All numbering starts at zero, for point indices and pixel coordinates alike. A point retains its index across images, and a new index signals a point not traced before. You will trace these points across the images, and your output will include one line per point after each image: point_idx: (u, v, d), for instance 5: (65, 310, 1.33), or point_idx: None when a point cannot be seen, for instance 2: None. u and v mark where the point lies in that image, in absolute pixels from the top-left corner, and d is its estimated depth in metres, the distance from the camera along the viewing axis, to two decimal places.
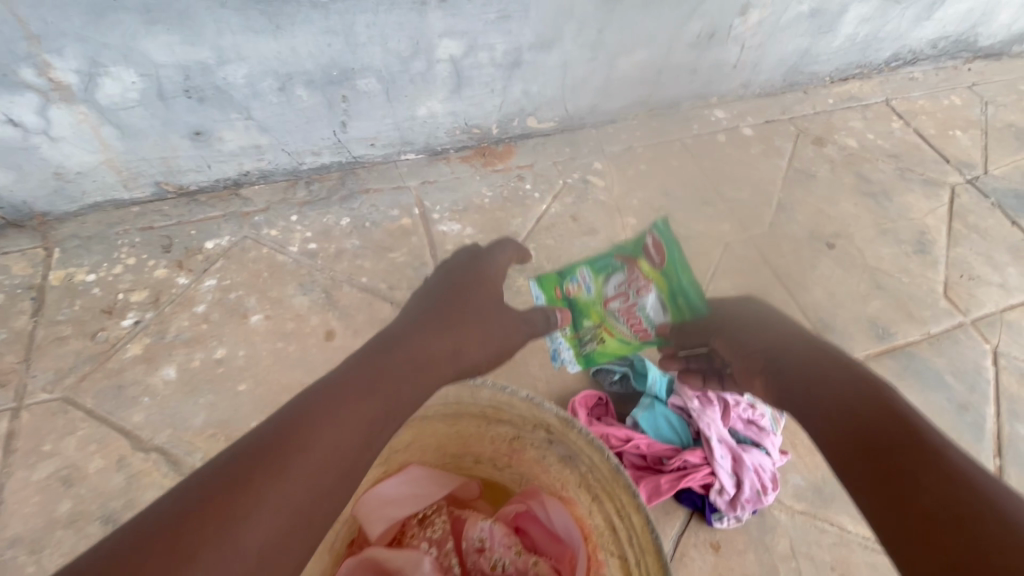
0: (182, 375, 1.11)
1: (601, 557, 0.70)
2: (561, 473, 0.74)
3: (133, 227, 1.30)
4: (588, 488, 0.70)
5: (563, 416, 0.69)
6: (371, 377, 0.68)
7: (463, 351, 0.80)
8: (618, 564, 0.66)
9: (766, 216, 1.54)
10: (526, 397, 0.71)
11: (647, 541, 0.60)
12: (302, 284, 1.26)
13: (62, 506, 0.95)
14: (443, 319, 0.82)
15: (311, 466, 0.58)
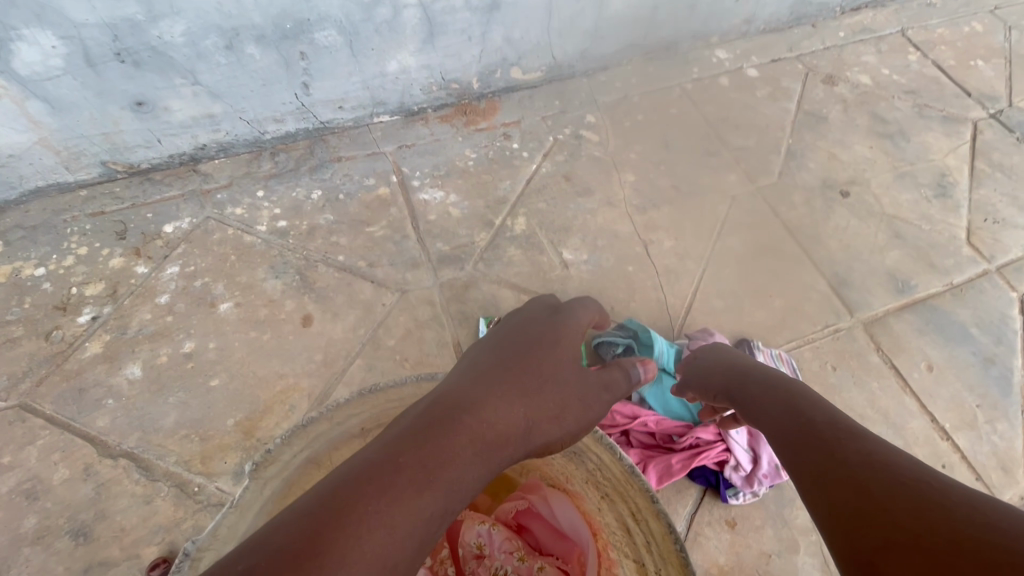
0: (149, 373, 1.02)
1: (613, 556, 0.61)
2: (566, 466, 0.66)
3: (82, 212, 1.18)
4: (597, 484, 0.62)
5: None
6: (445, 446, 0.52)
7: (555, 423, 0.61)
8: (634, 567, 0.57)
9: (775, 165, 1.42)
10: None
11: (669, 551, 0.52)
12: (273, 266, 1.15)
13: (26, 522, 0.88)
14: (524, 375, 0.64)
15: (359, 566, 0.42)
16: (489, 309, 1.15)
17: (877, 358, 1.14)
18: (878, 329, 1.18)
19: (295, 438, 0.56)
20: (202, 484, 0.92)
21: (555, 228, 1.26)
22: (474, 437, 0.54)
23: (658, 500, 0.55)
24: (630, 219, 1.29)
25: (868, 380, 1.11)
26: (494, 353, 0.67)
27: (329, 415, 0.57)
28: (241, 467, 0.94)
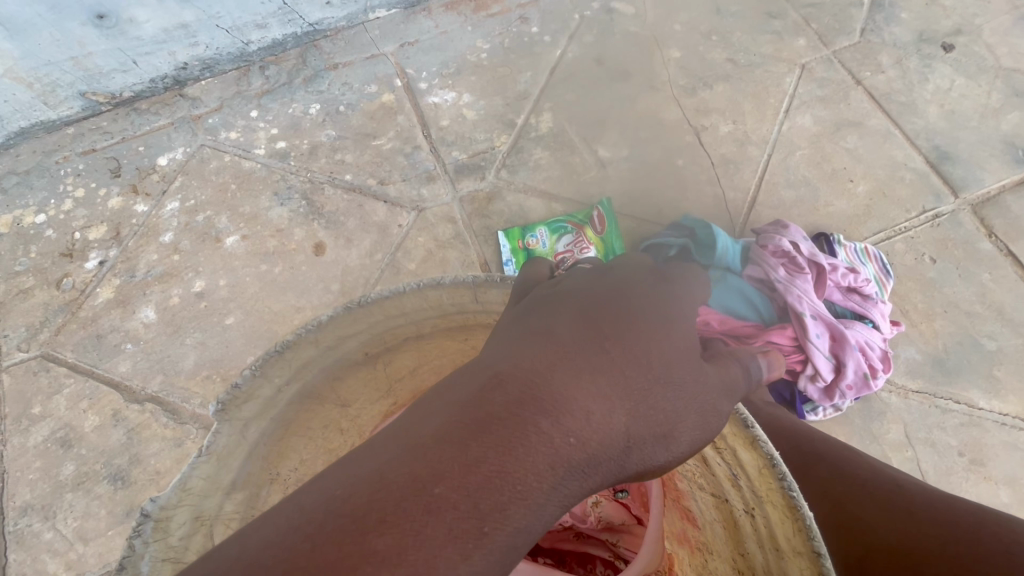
0: (163, 316, 0.97)
1: (686, 489, 0.52)
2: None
3: (73, 152, 1.10)
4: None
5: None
6: (501, 479, 0.33)
7: (668, 441, 0.40)
8: (714, 501, 0.47)
9: (857, 19, 1.15)
10: None
11: (771, 492, 0.40)
12: (278, 193, 1.05)
13: (66, 469, 0.87)
14: (628, 355, 0.42)
15: None
16: (518, 222, 1.01)
17: (989, 245, 0.94)
18: (990, 210, 0.97)
19: (271, 366, 0.44)
20: None
21: (587, 122, 1.08)
22: (551, 462, 0.34)
23: (753, 425, 0.43)
24: (678, 105, 1.09)
25: (977, 271, 0.93)
26: (579, 314, 0.46)
27: (313, 336, 0.46)
28: None
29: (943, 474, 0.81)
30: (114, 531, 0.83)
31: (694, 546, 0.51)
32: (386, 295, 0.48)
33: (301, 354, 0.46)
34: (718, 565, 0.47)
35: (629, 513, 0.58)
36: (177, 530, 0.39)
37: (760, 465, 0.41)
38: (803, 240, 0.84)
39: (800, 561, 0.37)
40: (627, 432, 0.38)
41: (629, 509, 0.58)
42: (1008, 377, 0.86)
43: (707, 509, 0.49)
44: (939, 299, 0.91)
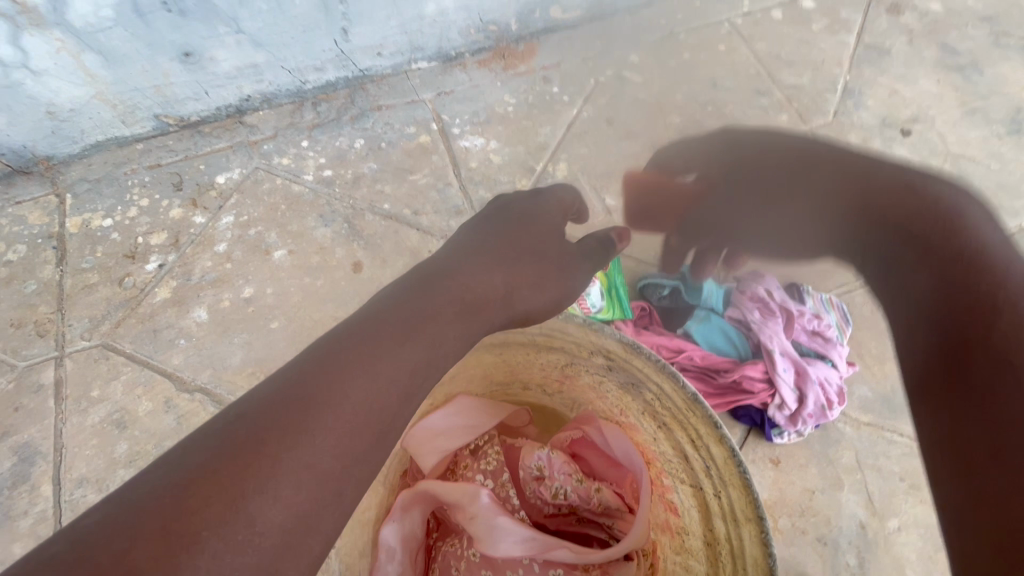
0: (214, 317, 1.09)
1: (669, 483, 0.64)
2: (619, 400, 0.68)
3: (140, 165, 1.23)
4: (652, 415, 0.63)
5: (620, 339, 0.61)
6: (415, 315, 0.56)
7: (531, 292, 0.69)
8: (692, 491, 0.59)
9: (831, 103, 1.34)
10: (584, 320, 0.62)
11: (732, 477, 0.53)
12: (322, 215, 1.18)
13: (120, 447, 0.97)
14: (496, 255, 0.69)
15: (352, 395, 0.48)
16: None
17: None
18: None
19: None
20: None
21: (597, 173, 1.24)
22: (450, 301, 0.59)
23: (721, 424, 0.55)
24: None
25: None
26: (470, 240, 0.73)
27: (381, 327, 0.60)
28: None
29: (887, 495, 0.95)
30: None
31: (675, 530, 0.64)
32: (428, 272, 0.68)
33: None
34: (694, 542, 0.60)
35: (622, 502, 0.71)
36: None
37: (725, 457, 0.54)
38: (776, 288, 1.00)
39: (751, 526, 0.50)
40: (501, 290, 0.65)
41: (622, 498, 0.71)
42: None
43: (686, 498, 0.61)
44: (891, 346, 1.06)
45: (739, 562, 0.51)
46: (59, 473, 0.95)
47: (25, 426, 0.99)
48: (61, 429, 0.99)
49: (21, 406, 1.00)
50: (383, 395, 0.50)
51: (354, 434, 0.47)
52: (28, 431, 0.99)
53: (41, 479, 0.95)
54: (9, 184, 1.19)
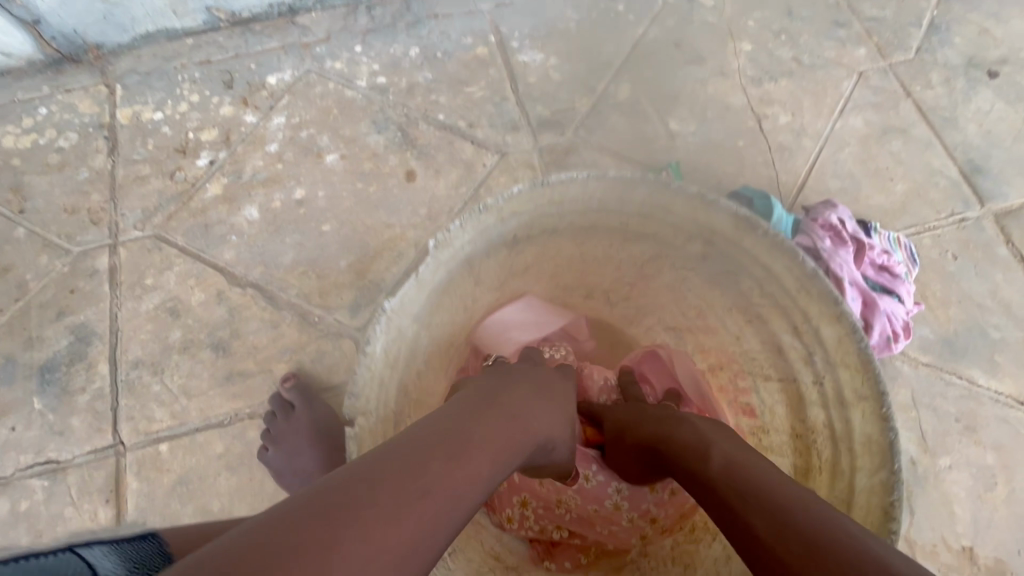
0: (265, 216, 1.07)
1: (748, 383, 0.69)
2: (702, 299, 0.71)
3: (190, 61, 1.20)
4: (744, 309, 0.65)
5: (737, 214, 0.59)
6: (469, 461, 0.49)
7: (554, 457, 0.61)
8: (782, 385, 0.64)
9: (915, 38, 1.26)
10: (697, 192, 0.59)
11: (846, 356, 0.55)
12: (375, 122, 1.15)
13: (174, 334, 0.98)
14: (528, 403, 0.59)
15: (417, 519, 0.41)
16: None
17: (1005, 250, 1.06)
18: (1011, 221, 1.09)
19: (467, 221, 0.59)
20: (321, 315, 0.99)
21: (660, 97, 1.19)
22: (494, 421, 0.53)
23: (840, 301, 0.54)
24: (744, 93, 1.20)
25: (992, 271, 1.05)
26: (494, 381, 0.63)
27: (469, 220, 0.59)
28: (356, 303, 1.00)
29: (940, 435, 0.93)
30: (214, 391, 0.94)
31: (748, 432, 0.70)
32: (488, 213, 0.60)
33: (486, 219, 0.60)
34: (780, 437, 0.66)
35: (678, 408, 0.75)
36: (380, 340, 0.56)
37: (843, 334, 0.54)
38: (848, 219, 0.96)
39: (867, 404, 0.52)
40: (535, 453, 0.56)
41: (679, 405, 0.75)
42: (1007, 363, 0.98)
43: (771, 396, 0.66)
44: (956, 290, 1.03)
45: (843, 442, 0.56)
46: (116, 354, 0.96)
47: (81, 308, 1.00)
48: (117, 313, 0.99)
49: (76, 289, 1.01)
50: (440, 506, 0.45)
51: (437, 535, 0.42)
52: (83, 313, 0.99)
53: (98, 359, 0.96)
54: (59, 71, 1.17)
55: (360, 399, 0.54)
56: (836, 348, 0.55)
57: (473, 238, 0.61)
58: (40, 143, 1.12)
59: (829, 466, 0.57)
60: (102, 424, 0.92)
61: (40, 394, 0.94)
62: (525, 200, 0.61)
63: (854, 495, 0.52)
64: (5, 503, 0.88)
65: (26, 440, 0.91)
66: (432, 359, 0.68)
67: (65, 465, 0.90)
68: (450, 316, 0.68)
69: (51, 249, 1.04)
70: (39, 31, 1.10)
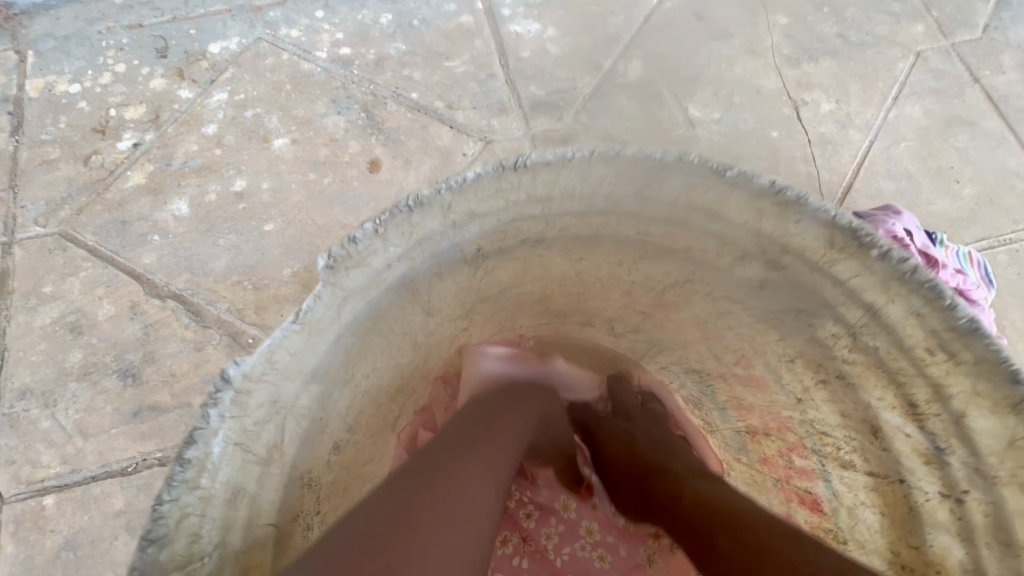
0: (196, 212, 0.88)
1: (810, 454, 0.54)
2: (748, 341, 0.53)
3: (118, 25, 1.01)
4: (817, 365, 0.49)
5: (835, 227, 0.41)
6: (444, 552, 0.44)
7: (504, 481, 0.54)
8: (871, 469, 0.48)
9: (982, 14, 1.06)
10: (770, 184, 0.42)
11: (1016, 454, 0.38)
12: (336, 100, 0.96)
13: (73, 356, 0.79)
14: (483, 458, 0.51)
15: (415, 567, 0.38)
16: None
17: None
18: None
19: (393, 224, 0.41)
20: (257, 336, 0.80)
21: (678, 78, 0.99)
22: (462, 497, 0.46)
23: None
24: (779, 74, 1.00)
25: None
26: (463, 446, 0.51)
27: (405, 216, 0.41)
28: None
29: None
30: (117, 430, 0.76)
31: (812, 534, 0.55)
32: (439, 191, 0.42)
33: (424, 222, 0.42)
34: (870, 560, 0.49)
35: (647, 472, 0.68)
36: (252, 414, 0.39)
37: (1013, 434, 0.38)
38: (916, 229, 0.76)
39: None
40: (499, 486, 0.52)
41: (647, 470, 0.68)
42: None
43: (850, 490, 0.51)
44: None
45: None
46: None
47: None
48: (5, 328, 0.81)
49: None
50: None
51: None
52: None
53: None
54: None
55: (170, 543, 0.34)
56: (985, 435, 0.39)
57: (406, 254, 0.43)
58: None
59: None
60: None
61: None
62: (490, 197, 0.43)
63: None
64: None
65: None
66: (364, 421, 0.51)
67: None
68: (385, 361, 0.50)
69: None
70: None
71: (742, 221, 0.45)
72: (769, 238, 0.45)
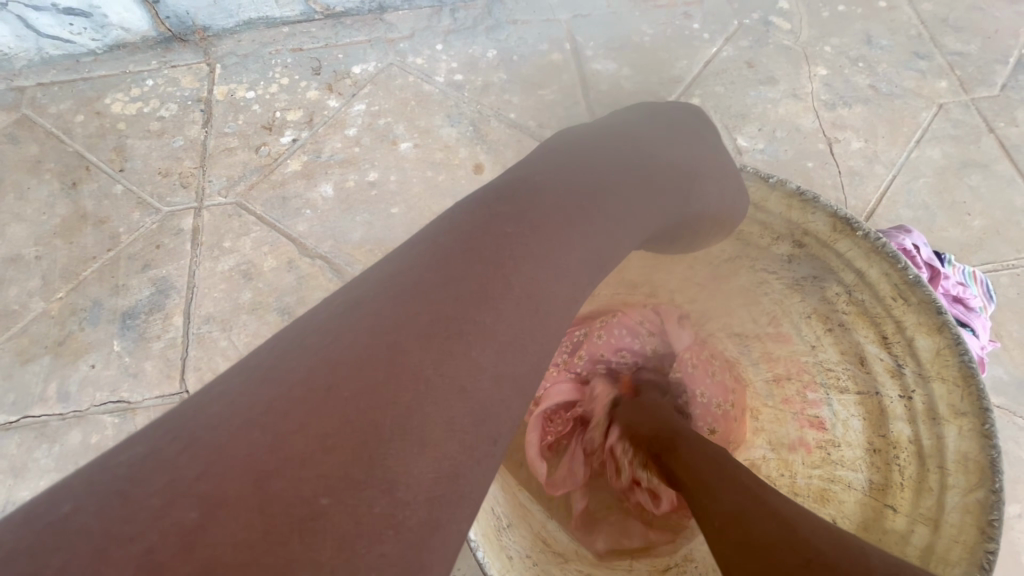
0: (339, 194, 1.12)
1: (815, 398, 0.75)
2: (779, 304, 0.74)
3: (284, 47, 1.28)
4: (826, 317, 0.70)
5: (836, 216, 0.63)
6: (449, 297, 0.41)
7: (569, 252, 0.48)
8: (859, 399, 0.69)
9: (1000, 74, 1.23)
10: (796, 189, 0.64)
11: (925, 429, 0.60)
12: (450, 116, 1.20)
13: (245, 295, 1.03)
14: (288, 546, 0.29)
15: None
16: None
17: None
18: None
19: None
20: None
21: (730, 114, 1.19)
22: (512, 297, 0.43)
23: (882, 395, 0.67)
24: (817, 115, 1.20)
25: None
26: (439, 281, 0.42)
27: None
28: None
29: (1010, 481, 0.88)
30: None
31: (813, 445, 0.76)
32: None
33: None
34: (852, 451, 0.70)
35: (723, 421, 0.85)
36: None
37: (942, 346, 0.57)
38: (924, 245, 0.92)
39: (965, 422, 0.55)
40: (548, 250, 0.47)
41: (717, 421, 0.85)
42: None
43: (845, 408, 0.71)
44: None
45: (929, 459, 0.60)
46: (190, 308, 1.03)
47: (164, 262, 1.07)
48: (195, 271, 1.06)
49: (161, 245, 1.08)
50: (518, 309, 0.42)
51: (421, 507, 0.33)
52: (166, 266, 1.06)
53: (174, 311, 1.02)
54: (168, 49, 1.27)
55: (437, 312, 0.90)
56: (961, 444, 0.56)
57: None
58: (144, 111, 1.22)
59: (914, 481, 0.61)
60: (173, 372, 0.98)
61: (119, 338, 1.00)
62: None
63: (945, 512, 0.56)
64: (77, 435, 0.94)
65: (104, 378, 0.98)
66: None
67: (135, 405, 0.95)
68: None
69: (144, 207, 1.12)
70: (157, 11, 1.22)
71: (779, 212, 0.67)
72: (795, 224, 0.67)
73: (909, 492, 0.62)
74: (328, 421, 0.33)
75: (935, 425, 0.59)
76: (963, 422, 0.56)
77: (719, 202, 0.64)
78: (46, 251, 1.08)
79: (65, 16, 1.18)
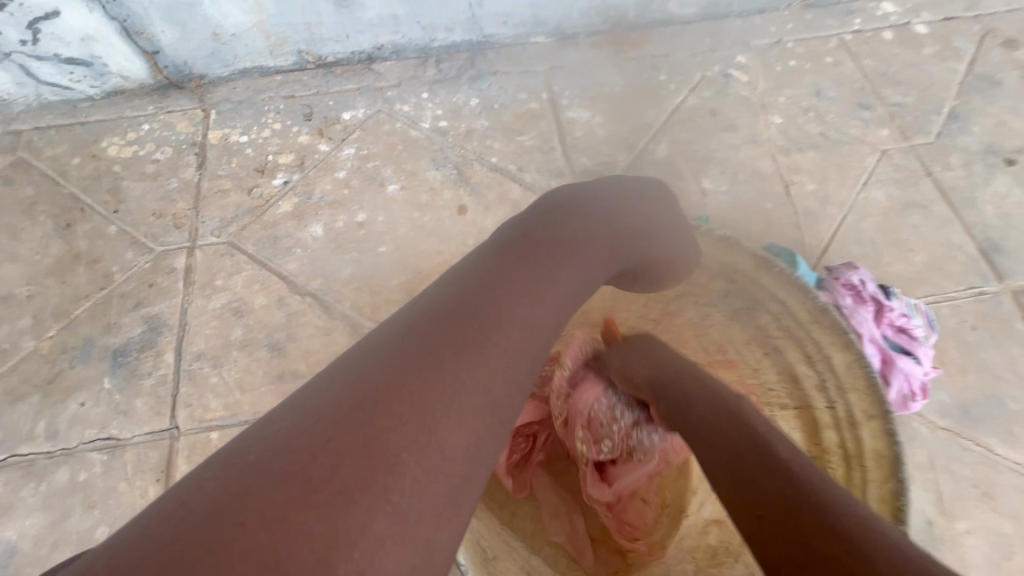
0: (328, 234, 1.18)
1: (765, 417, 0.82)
2: (721, 334, 0.83)
3: (277, 94, 1.35)
4: (762, 343, 0.78)
5: (755, 256, 0.71)
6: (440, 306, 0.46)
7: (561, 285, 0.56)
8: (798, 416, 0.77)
9: (935, 123, 1.36)
10: (720, 235, 0.74)
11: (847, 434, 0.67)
12: (435, 159, 1.28)
13: (236, 331, 1.07)
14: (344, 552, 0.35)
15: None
16: None
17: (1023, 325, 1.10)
18: None
19: None
20: (371, 328, 1.08)
21: (695, 158, 1.29)
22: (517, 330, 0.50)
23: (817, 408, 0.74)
24: (773, 160, 1.30)
25: (1010, 344, 1.08)
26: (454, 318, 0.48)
27: None
28: None
29: (957, 499, 0.95)
30: (266, 387, 1.02)
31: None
32: None
33: None
34: None
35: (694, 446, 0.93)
36: None
37: (850, 359, 0.65)
38: (869, 279, 1.01)
39: (875, 423, 0.62)
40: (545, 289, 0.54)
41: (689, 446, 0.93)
42: None
43: (787, 423, 0.79)
44: (975, 360, 1.07)
45: (853, 460, 0.66)
46: (181, 345, 1.06)
47: (156, 300, 1.10)
48: (187, 308, 1.09)
49: (154, 284, 1.11)
50: (515, 336, 0.49)
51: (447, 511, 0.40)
52: (158, 305, 1.09)
53: (165, 348, 1.05)
54: (164, 95, 1.33)
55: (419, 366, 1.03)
56: (872, 444, 0.62)
57: None
58: (140, 154, 1.27)
59: (843, 484, 0.67)
60: (163, 408, 1.00)
61: (110, 376, 1.03)
62: None
63: None
64: (64, 473, 0.95)
65: (94, 415, 0.99)
66: None
67: (124, 442, 0.97)
68: None
69: (137, 246, 1.15)
70: (156, 61, 1.28)
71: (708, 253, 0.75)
72: (723, 264, 0.75)
73: (843, 494, 0.68)
74: (364, 443, 0.39)
75: (855, 430, 0.66)
76: (870, 424, 0.63)
77: (674, 246, 0.72)
78: (38, 291, 1.11)
79: (66, 65, 1.24)
